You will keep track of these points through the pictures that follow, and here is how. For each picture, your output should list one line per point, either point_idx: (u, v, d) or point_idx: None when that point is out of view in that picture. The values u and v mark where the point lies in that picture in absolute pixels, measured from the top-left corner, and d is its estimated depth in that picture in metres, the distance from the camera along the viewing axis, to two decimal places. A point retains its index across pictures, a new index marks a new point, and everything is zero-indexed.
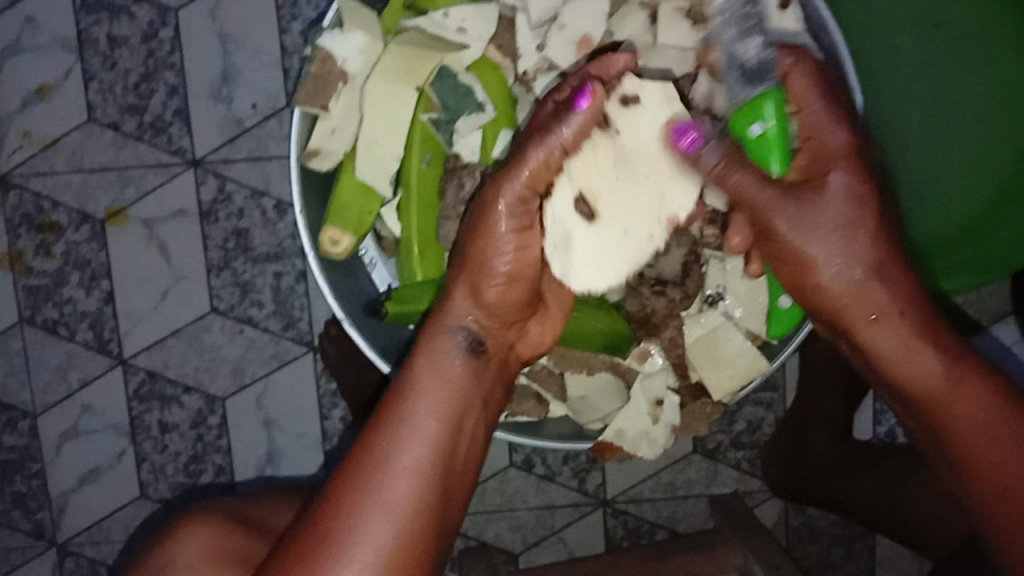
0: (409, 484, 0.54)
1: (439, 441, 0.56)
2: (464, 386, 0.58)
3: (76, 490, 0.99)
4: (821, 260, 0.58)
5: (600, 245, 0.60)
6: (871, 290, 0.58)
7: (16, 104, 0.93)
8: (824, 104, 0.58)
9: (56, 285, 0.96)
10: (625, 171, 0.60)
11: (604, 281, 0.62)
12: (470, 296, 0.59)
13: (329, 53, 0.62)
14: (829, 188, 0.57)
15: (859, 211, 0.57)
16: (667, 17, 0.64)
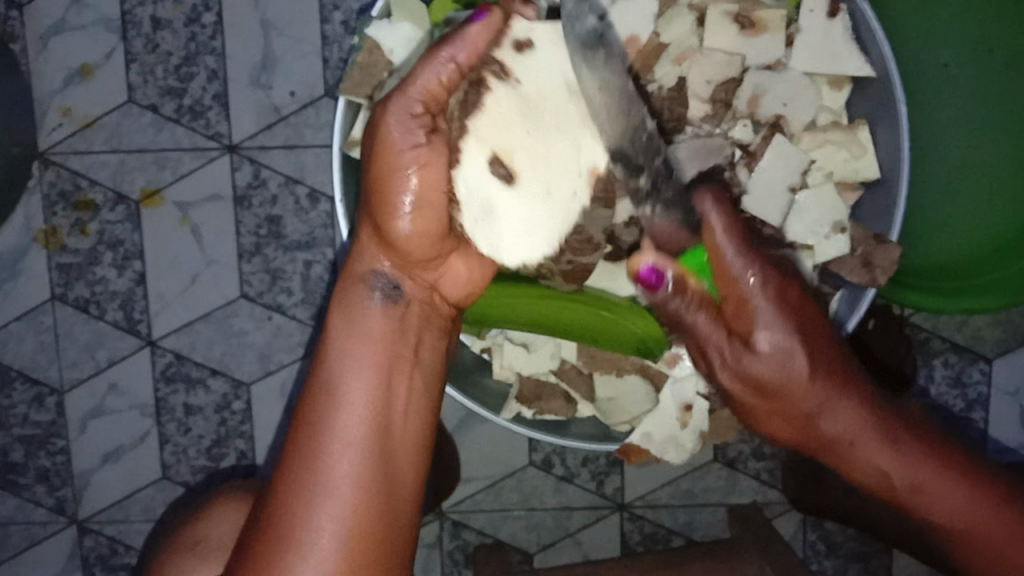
0: (349, 451, 0.56)
1: (370, 398, 0.58)
2: (385, 336, 0.60)
3: (99, 468, 1.00)
4: (770, 414, 0.61)
5: (524, 209, 0.60)
6: (822, 435, 0.61)
7: (58, 82, 0.94)
8: (738, 255, 0.57)
9: (88, 263, 0.97)
10: (534, 124, 0.59)
11: (535, 249, 0.61)
12: (379, 247, 0.61)
13: (376, 43, 0.62)
14: (757, 362, 0.58)
15: (794, 370, 0.58)
16: (716, 20, 0.64)
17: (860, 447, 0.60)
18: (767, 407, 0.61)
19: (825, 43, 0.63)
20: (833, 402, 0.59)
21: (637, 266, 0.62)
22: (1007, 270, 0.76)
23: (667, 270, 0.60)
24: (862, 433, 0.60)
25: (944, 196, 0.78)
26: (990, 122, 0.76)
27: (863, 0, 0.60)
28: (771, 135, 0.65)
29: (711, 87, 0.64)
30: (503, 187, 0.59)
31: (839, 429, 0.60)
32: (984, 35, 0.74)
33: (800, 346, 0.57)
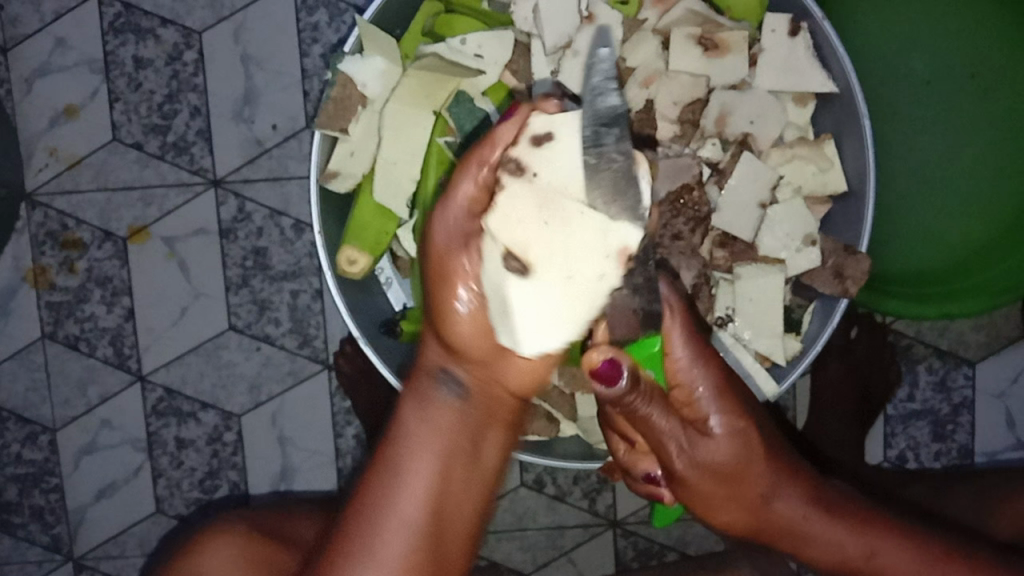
0: (400, 543, 0.56)
1: (428, 492, 0.57)
2: (451, 426, 0.59)
3: (92, 504, 1.00)
4: (728, 501, 0.64)
5: (541, 295, 0.56)
6: (773, 514, 0.65)
7: (44, 123, 0.96)
8: (687, 351, 0.59)
9: (78, 301, 0.98)
10: (551, 211, 0.55)
11: (555, 339, 0.57)
12: (448, 349, 0.60)
13: (350, 77, 0.63)
14: (719, 454, 0.61)
15: (744, 449, 0.61)
16: (679, 43, 0.65)
17: (807, 523, 0.66)
18: (722, 493, 0.63)
19: (787, 60, 0.64)
20: (779, 483, 0.65)
21: (594, 362, 0.53)
22: (987, 274, 0.78)
23: (623, 363, 0.53)
24: (806, 509, 0.66)
25: (911, 202, 0.80)
26: (955, 130, 0.78)
27: (825, 19, 0.61)
28: (739, 152, 0.66)
29: (677, 108, 0.66)
30: (520, 279, 0.55)
31: (789, 508, 0.65)
32: (948, 45, 0.77)
33: (751, 432, 0.61)
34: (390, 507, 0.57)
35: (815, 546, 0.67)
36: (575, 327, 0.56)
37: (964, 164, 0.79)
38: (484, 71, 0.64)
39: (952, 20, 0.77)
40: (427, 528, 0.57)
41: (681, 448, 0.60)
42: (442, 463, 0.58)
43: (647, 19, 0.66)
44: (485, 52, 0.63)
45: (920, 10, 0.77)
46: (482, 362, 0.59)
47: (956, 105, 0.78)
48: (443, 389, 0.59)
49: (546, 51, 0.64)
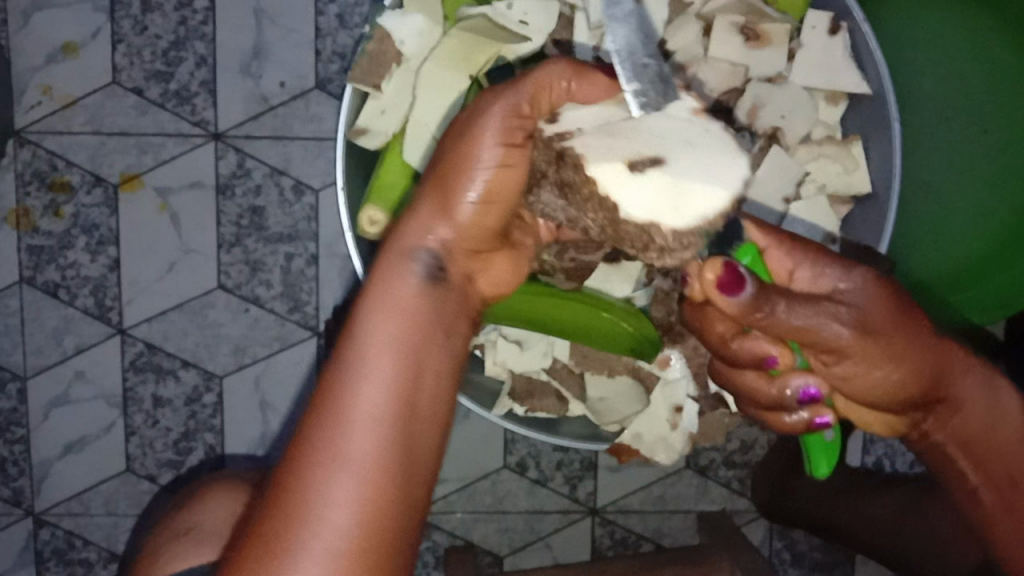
0: (353, 472, 0.49)
1: (394, 381, 0.52)
2: (418, 308, 0.55)
3: (59, 458, 0.97)
4: (891, 367, 0.56)
5: (695, 170, 0.53)
6: (940, 351, 0.58)
7: (39, 59, 0.92)
8: (787, 250, 0.58)
9: (61, 247, 0.94)
10: (623, 133, 0.54)
11: (726, 184, 0.54)
12: (439, 213, 0.56)
13: (388, 33, 0.62)
14: (860, 300, 0.55)
15: (889, 296, 0.56)
16: (722, 31, 0.65)
17: (960, 371, 0.60)
18: (882, 349, 0.54)
19: (825, 59, 0.64)
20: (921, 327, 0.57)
21: (715, 273, 0.52)
22: (986, 286, 0.80)
23: (739, 267, 0.52)
24: (967, 358, 0.60)
25: (930, 212, 0.79)
26: (983, 143, 0.77)
27: (865, 23, 0.61)
28: (768, 145, 0.66)
29: (714, 96, 0.65)
30: (660, 174, 0.53)
31: (949, 353, 0.59)
32: (986, 56, 0.75)
33: (887, 284, 0.56)
34: (342, 418, 0.50)
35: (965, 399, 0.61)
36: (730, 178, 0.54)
37: (989, 184, 0.77)
38: (530, 38, 0.63)
39: (993, 31, 0.75)
40: (381, 442, 0.50)
41: (840, 320, 0.54)
42: (395, 368, 0.52)
43: (692, 2, 0.66)
44: (531, 18, 0.63)
45: (962, 14, 0.76)
46: (434, 235, 0.56)
47: (989, 119, 0.76)
48: (427, 274, 0.56)
49: (589, 27, 0.63)
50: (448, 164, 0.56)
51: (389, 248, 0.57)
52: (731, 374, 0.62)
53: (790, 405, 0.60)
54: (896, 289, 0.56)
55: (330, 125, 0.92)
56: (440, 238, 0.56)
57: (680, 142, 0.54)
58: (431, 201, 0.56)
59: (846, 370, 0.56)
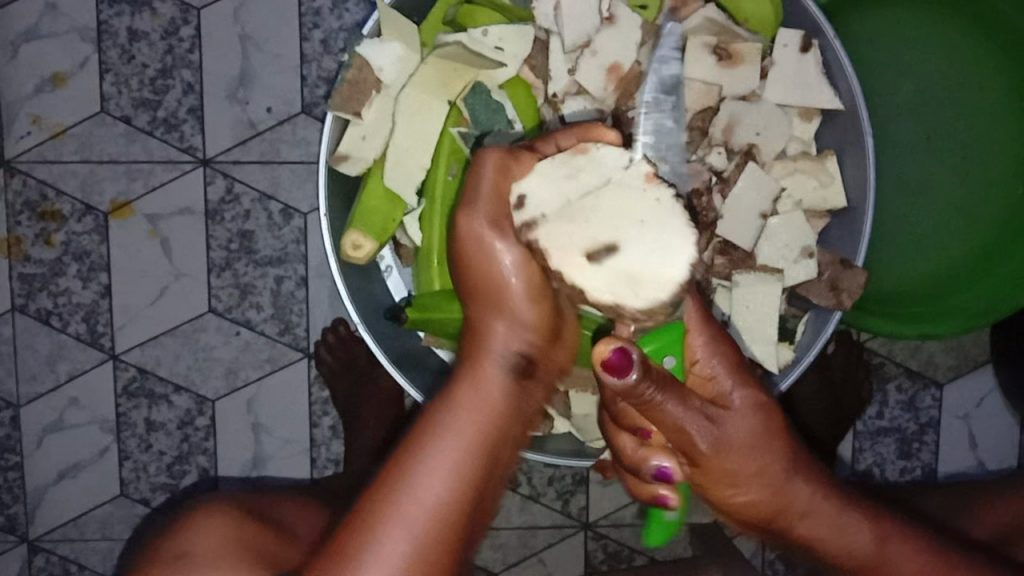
0: (410, 548, 0.50)
1: (465, 474, 0.52)
2: (503, 406, 0.54)
3: (53, 484, 0.98)
4: (748, 474, 0.56)
5: (651, 240, 0.52)
6: (793, 490, 0.58)
7: (28, 90, 0.93)
8: (704, 338, 0.56)
9: (52, 274, 0.95)
10: (581, 215, 0.52)
11: (685, 246, 0.51)
12: (507, 320, 0.54)
13: (367, 61, 0.63)
14: (736, 418, 0.55)
15: (768, 424, 0.56)
16: (695, 51, 0.66)
17: (818, 509, 0.59)
18: (745, 467, 0.56)
19: (798, 75, 0.66)
20: (799, 461, 0.58)
21: (605, 352, 0.48)
22: (967, 296, 0.79)
23: (633, 351, 0.48)
24: (815, 498, 0.59)
25: (906, 225, 0.80)
26: (958, 153, 0.79)
27: (836, 39, 0.63)
28: (744, 162, 0.68)
29: (688, 113, 0.66)
30: (618, 252, 0.52)
31: (804, 492, 0.58)
32: (960, 67, 0.77)
33: (772, 406, 0.57)
34: (406, 503, 0.51)
35: (819, 534, 0.60)
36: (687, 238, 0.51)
37: (964, 195, 0.79)
38: (504, 64, 0.63)
39: (967, 44, 0.77)
40: (439, 534, 0.51)
41: (701, 424, 0.53)
42: (472, 470, 0.53)
43: None
44: (506, 44, 0.63)
45: (931, 29, 0.77)
46: (511, 342, 0.54)
47: (963, 129, 0.78)
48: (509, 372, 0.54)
49: (564, 49, 0.65)
50: (481, 282, 0.54)
51: (473, 340, 0.55)
52: (613, 433, 0.58)
53: (648, 477, 0.56)
54: (778, 416, 0.57)
55: (317, 148, 0.93)
56: (524, 343, 0.54)
57: (633, 219, 0.52)
58: (496, 310, 0.54)
59: (697, 473, 0.56)
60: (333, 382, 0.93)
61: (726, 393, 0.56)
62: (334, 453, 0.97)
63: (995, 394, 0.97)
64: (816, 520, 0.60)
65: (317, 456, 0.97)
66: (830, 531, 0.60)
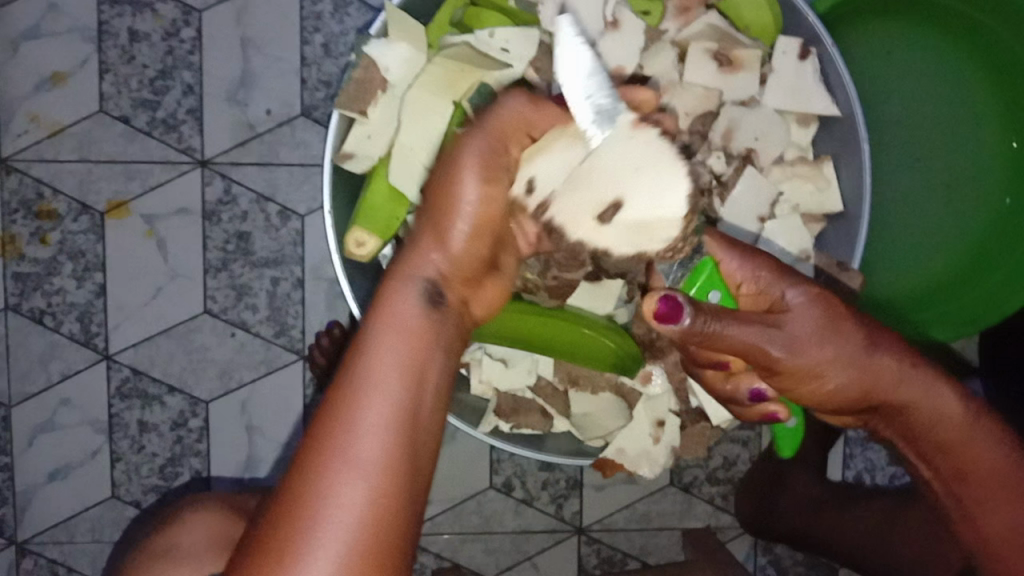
0: (365, 477, 0.45)
1: (403, 394, 0.48)
2: (415, 328, 0.51)
3: (44, 486, 0.97)
4: (828, 364, 0.57)
5: (653, 183, 0.55)
6: (880, 365, 0.58)
7: (27, 88, 0.93)
8: (740, 261, 0.60)
9: (47, 274, 0.94)
10: (586, 182, 0.56)
11: (678, 181, 0.55)
12: (437, 240, 0.55)
13: (374, 60, 0.64)
14: (794, 318, 0.57)
15: (830, 313, 0.57)
16: (696, 57, 0.67)
17: (911, 383, 0.59)
18: (824, 354, 0.57)
19: (795, 82, 0.67)
20: (877, 339, 0.58)
21: (654, 305, 0.53)
22: (947, 308, 0.81)
23: (679, 298, 0.53)
24: (904, 367, 0.59)
25: (899, 235, 0.82)
26: (950, 164, 0.80)
27: (834, 48, 0.64)
28: (743, 166, 0.68)
29: (689, 119, 0.68)
30: (630, 206, 0.56)
31: (887, 361, 0.58)
32: (951, 80, 0.78)
33: (828, 295, 0.58)
34: (356, 438, 0.45)
35: (914, 405, 0.59)
36: (671, 160, 0.55)
37: (955, 208, 0.80)
38: (510, 65, 0.65)
39: (958, 57, 0.78)
40: (391, 455, 0.46)
41: (773, 339, 0.56)
42: (411, 389, 0.48)
43: (667, 30, 0.69)
44: (512, 46, 0.65)
45: (924, 42, 0.78)
46: (435, 279, 0.54)
47: (954, 140, 0.79)
48: (429, 304, 0.53)
49: None
50: (432, 200, 0.56)
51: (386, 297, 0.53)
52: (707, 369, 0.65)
53: (749, 401, 0.64)
54: (834, 301, 0.58)
55: (316, 151, 0.93)
56: (432, 266, 0.54)
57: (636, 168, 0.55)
58: (430, 227, 0.56)
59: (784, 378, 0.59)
60: (328, 388, 0.92)
61: (787, 296, 0.58)
62: None
63: None
64: (913, 389, 0.59)
65: None
66: (924, 407, 0.60)
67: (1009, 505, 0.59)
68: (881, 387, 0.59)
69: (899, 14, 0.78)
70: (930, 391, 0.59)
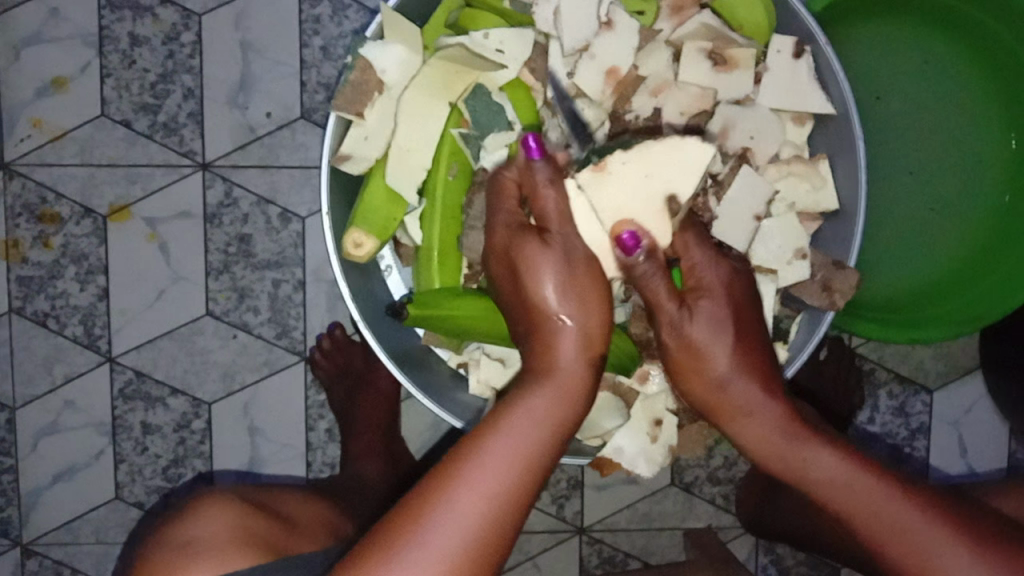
0: (485, 499, 0.49)
1: (540, 437, 0.52)
2: (570, 385, 0.56)
3: (48, 487, 0.98)
4: (708, 358, 0.61)
5: (666, 163, 0.62)
6: (735, 387, 0.61)
7: (29, 93, 0.94)
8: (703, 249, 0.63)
9: (50, 277, 0.95)
10: (647, 201, 0.61)
11: (681, 142, 0.62)
12: (589, 294, 0.58)
13: (370, 62, 0.64)
14: (691, 324, 0.61)
15: (729, 320, 0.61)
16: (691, 56, 0.68)
17: (754, 415, 0.61)
18: (709, 358, 0.61)
19: (791, 81, 0.67)
20: (741, 363, 0.61)
21: (621, 231, 0.61)
22: (942, 307, 0.80)
23: (643, 238, 0.61)
24: (753, 399, 0.61)
25: (895, 234, 0.82)
26: (953, 165, 0.80)
27: (828, 45, 0.64)
28: (739, 165, 0.68)
29: (684, 118, 0.69)
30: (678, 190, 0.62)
31: (740, 389, 0.61)
32: (951, 79, 0.79)
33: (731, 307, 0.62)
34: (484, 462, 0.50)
35: (751, 440, 0.62)
36: (648, 149, 0.62)
37: (953, 206, 0.80)
38: (504, 65, 0.65)
39: (959, 56, 0.78)
40: (512, 492, 0.50)
41: (672, 321, 0.62)
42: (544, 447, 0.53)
43: (662, 29, 0.68)
44: (506, 47, 0.65)
45: (918, 42, 0.78)
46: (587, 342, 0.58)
47: (956, 138, 0.80)
48: (582, 361, 0.57)
49: (564, 53, 0.67)
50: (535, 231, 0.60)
51: (539, 358, 0.57)
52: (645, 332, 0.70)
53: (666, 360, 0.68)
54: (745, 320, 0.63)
55: (315, 153, 0.94)
56: (593, 321, 0.58)
57: (652, 166, 0.62)
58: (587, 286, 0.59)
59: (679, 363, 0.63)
60: (332, 388, 0.93)
61: (714, 293, 0.62)
62: (329, 458, 0.97)
63: (985, 400, 0.99)
64: (749, 421, 0.61)
65: (312, 460, 0.97)
66: (767, 441, 0.61)
67: (888, 528, 0.56)
68: (724, 410, 0.62)
69: (901, 12, 0.78)
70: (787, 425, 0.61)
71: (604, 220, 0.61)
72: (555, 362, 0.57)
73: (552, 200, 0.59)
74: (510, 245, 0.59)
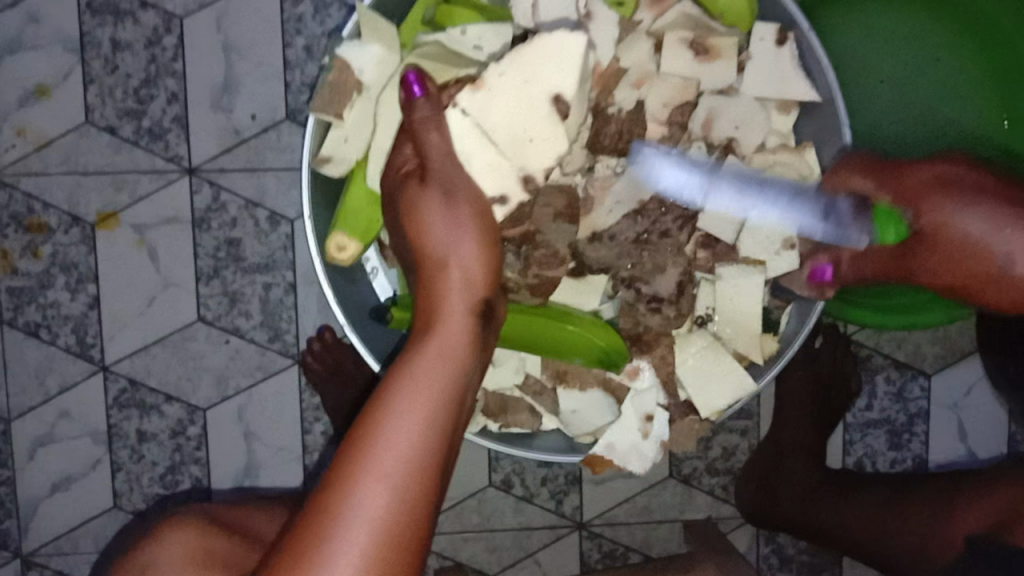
0: (388, 485, 0.52)
1: (430, 402, 0.55)
2: (455, 344, 0.58)
3: (45, 498, 0.97)
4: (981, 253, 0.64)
5: (535, 67, 0.60)
6: (956, 251, 0.64)
7: (13, 102, 0.93)
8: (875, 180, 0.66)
9: (40, 286, 0.95)
10: (534, 117, 0.61)
11: (545, 42, 0.60)
12: (468, 238, 0.60)
13: (347, 63, 0.63)
14: (956, 224, 0.64)
15: (915, 213, 0.65)
16: (673, 46, 0.67)
17: (963, 262, 0.65)
18: (932, 263, 0.65)
19: (775, 68, 0.66)
20: (954, 226, 0.64)
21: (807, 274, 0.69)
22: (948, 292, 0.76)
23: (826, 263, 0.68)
24: (1002, 244, 0.63)
25: None
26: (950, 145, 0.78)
27: (810, 32, 0.64)
28: (724, 156, 0.69)
29: (667, 110, 0.68)
30: (558, 90, 0.60)
31: (959, 245, 0.64)
32: (944, 60, 0.78)
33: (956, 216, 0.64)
34: (381, 447, 0.53)
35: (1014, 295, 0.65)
36: (517, 57, 0.60)
37: None
38: (483, 62, 0.64)
39: (950, 36, 0.77)
40: (415, 466, 0.53)
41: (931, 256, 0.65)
42: (436, 403, 0.56)
43: (642, 20, 0.68)
44: (485, 44, 0.64)
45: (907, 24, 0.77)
46: (464, 290, 0.60)
47: (950, 118, 0.78)
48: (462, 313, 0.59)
49: None
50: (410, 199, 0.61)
51: (427, 313, 0.60)
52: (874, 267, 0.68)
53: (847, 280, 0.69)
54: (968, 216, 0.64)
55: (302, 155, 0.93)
56: (466, 273, 0.60)
57: (528, 74, 0.60)
58: (459, 233, 0.60)
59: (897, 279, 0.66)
60: (325, 390, 0.93)
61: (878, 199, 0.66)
62: (326, 459, 0.97)
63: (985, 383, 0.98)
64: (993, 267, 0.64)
65: (309, 462, 0.97)
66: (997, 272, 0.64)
67: None
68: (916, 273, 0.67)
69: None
70: (997, 232, 0.63)
71: (495, 139, 0.62)
72: (437, 322, 0.59)
73: (435, 141, 0.60)
74: (395, 196, 0.62)
